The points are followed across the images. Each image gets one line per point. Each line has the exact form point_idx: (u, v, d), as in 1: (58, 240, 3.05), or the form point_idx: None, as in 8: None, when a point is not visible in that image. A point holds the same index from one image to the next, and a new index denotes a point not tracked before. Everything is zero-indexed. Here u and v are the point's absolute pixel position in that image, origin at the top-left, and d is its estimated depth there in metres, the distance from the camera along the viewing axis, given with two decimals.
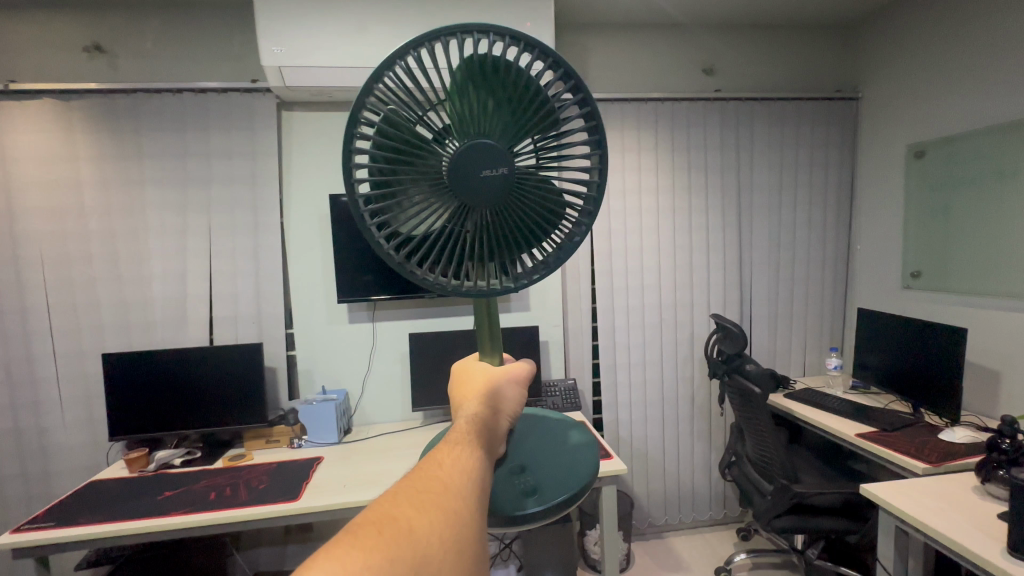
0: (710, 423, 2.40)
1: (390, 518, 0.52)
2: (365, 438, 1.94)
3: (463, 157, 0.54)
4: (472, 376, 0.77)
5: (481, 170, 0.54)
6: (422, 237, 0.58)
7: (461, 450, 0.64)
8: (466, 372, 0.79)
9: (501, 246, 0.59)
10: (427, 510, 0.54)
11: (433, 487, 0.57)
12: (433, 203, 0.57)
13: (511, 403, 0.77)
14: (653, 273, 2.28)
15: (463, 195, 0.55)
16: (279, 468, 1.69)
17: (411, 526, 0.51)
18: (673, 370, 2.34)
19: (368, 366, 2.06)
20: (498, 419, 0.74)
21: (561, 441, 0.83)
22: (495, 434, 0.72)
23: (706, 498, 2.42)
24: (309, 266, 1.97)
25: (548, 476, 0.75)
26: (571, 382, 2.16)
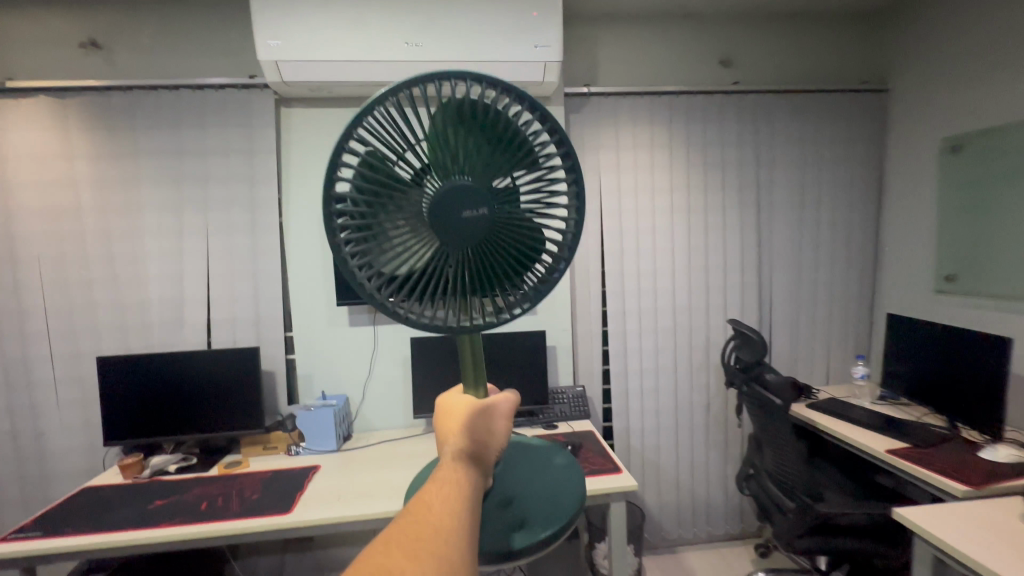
0: (727, 433, 2.28)
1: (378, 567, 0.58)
2: (364, 445, 1.87)
3: (441, 195, 0.63)
4: (454, 410, 0.80)
5: (458, 207, 0.63)
6: (403, 268, 0.66)
7: (447, 487, 0.69)
8: (449, 405, 0.83)
9: (476, 276, 0.67)
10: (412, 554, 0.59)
11: (419, 531, 0.62)
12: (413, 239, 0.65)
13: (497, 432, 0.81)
14: (666, 275, 2.18)
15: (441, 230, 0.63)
16: (273, 478, 1.63)
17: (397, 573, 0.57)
18: (687, 377, 2.23)
19: (369, 370, 1.99)
20: (483, 453, 0.78)
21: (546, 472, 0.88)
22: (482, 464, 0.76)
23: (722, 512, 2.31)
24: (307, 268, 1.91)
25: (537, 508, 0.79)
26: (580, 389, 2.07)
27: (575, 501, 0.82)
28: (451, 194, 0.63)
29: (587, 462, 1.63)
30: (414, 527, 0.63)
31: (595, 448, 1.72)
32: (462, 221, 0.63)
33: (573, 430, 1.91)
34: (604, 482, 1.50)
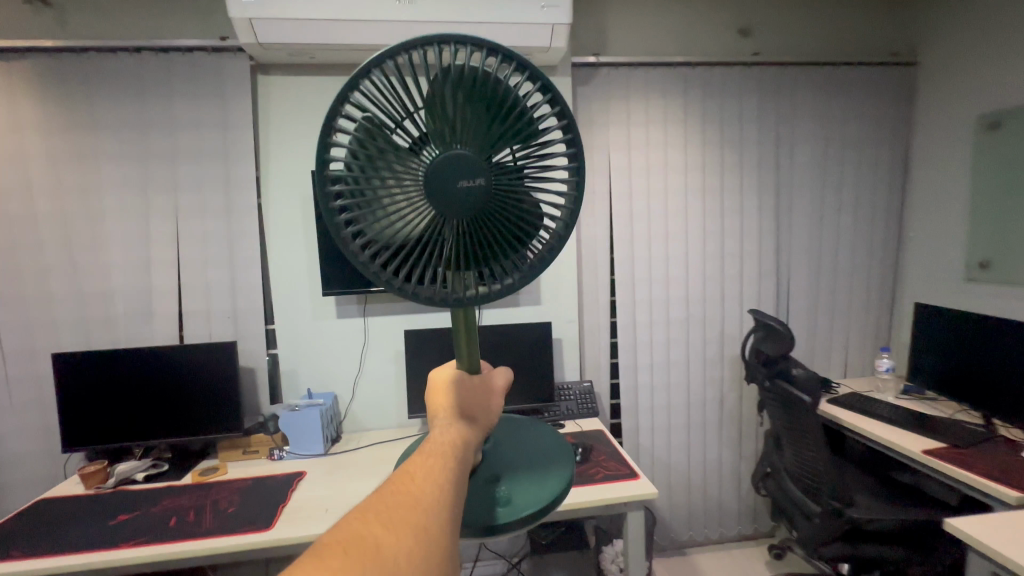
0: (741, 429, 2.16)
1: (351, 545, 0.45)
2: (355, 448, 1.72)
3: (438, 164, 0.44)
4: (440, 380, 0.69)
5: (469, 174, 0.44)
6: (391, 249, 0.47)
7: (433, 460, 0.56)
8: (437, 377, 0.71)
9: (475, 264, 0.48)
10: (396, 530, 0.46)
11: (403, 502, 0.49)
12: (410, 215, 0.46)
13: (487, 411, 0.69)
14: (679, 263, 2.03)
15: (446, 204, 0.45)
16: (252, 488, 1.46)
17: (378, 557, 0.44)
18: (700, 371, 2.10)
19: (359, 366, 1.83)
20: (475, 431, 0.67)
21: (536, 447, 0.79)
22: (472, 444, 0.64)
23: (735, 511, 2.19)
24: (290, 254, 1.73)
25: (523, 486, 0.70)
26: (588, 385, 1.92)
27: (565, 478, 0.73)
28: (448, 165, 0.45)
29: (601, 466, 1.49)
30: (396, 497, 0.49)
31: (608, 450, 1.58)
32: (472, 194, 0.44)
33: (582, 430, 1.76)
34: (622, 490, 1.36)
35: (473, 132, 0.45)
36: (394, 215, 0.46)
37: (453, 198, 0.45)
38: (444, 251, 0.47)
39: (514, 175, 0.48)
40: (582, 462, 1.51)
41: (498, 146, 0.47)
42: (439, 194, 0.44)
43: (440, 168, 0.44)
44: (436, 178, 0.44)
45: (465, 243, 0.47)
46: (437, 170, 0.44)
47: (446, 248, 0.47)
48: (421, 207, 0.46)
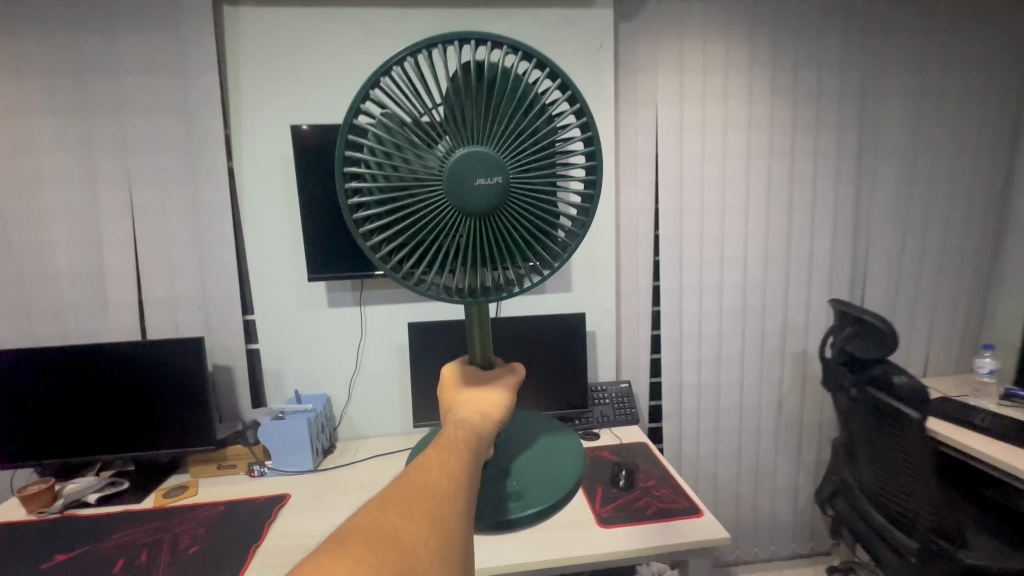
0: (801, 435, 1.85)
1: (378, 530, 0.60)
2: (350, 462, 1.45)
3: (456, 157, 0.54)
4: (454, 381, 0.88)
5: (482, 172, 0.54)
6: (412, 232, 0.58)
7: (450, 450, 0.73)
8: (453, 376, 0.90)
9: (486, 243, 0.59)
10: (417, 518, 0.63)
11: (423, 494, 0.66)
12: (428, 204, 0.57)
13: (497, 405, 0.84)
14: (737, 242, 1.69)
15: (460, 197, 0.55)
16: (223, 517, 1.19)
17: (400, 542, 0.59)
18: (757, 368, 1.79)
19: (355, 363, 1.55)
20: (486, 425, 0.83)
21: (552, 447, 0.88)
22: (481, 438, 0.80)
23: (789, 528, 1.91)
24: (270, 230, 1.43)
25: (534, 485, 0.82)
26: (625, 386, 1.63)
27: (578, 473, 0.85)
28: (464, 160, 0.54)
29: (653, 494, 1.19)
30: (418, 489, 0.66)
31: (658, 471, 1.29)
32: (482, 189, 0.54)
33: (621, 442, 1.47)
34: (683, 533, 1.07)
35: (486, 133, 0.55)
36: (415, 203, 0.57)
37: (468, 188, 0.54)
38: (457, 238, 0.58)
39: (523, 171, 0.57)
40: (628, 490, 1.22)
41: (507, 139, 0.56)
42: (456, 188, 0.55)
43: (456, 167, 0.54)
44: (455, 176, 0.54)
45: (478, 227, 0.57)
46: (453, 168, 0.54)
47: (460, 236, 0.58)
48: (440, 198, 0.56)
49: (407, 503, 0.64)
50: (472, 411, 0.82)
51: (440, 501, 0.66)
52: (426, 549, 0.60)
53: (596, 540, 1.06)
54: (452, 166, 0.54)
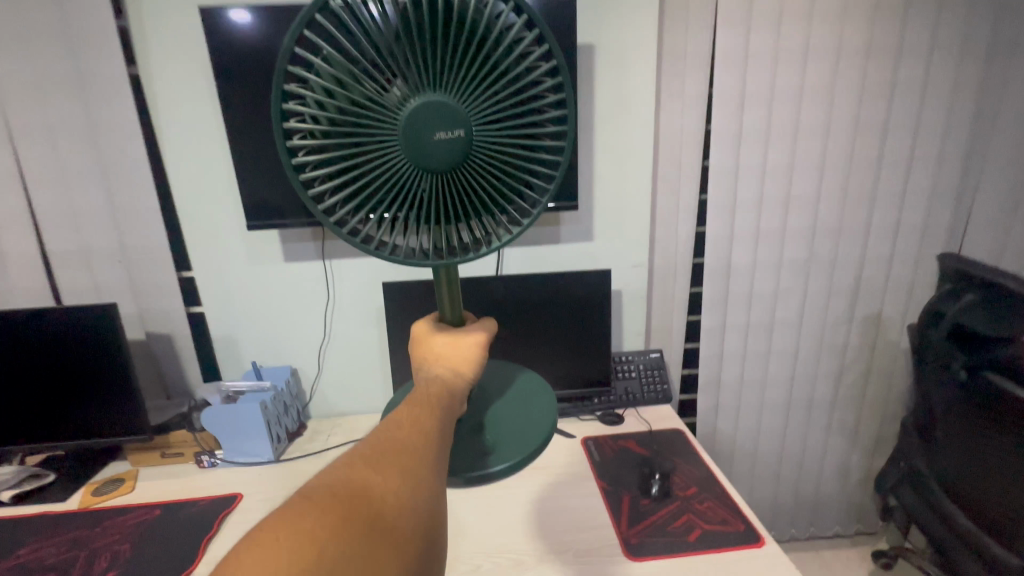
0: (861, 410, 1.57)
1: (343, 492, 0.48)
2: (321, 448, 1.20)
3: (410, 109, 0.40)
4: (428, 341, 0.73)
5: (446, 125, 0.41)
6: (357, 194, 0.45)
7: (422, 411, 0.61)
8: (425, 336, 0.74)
9: (452, 216, 0.46)
10: (389, 474, 0.52)
11: (395, 451, 0.54)
12: (382, 160, 0.42)
13: (471, 363, 0.70)
14: (808, 175, 1.31)
15: (414, 159, 0.42)
16: (155, 530, 0.95)
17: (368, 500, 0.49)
18: (816, 334, 1.46)
19: (325, 329, 1.27)
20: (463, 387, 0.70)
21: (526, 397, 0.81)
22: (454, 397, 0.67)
23: (833, 508, 1.68)
24: (200, 161, 1.11)
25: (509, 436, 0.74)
26: (654, 356, 1.33)
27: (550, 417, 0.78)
28: (422, 114, 0.41)
29: (697, 511, 0.93)
30: (390, 442, 0.55)
31: (700, 477, 1.01)
32: (447, 147, 0.41)
33: (650, 429, 1.19)
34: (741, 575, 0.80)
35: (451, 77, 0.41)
36: (367, 159, 0.42)
37: (427, 147, 0.41)
38: (419, 206, 0.45)
39: (500, 124, 0.43)
40: (663, 502, 0.95)
41: (480, 84, 0.41)
42: (414, 146, 0.41)
43: (415, 116, 0.40)
44: (414, 128, 0.41)
45: (439, 194, 0.44)
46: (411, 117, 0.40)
47: (422, 202, 0.45)
48: (391, 158, 0.42)
49: (378, 457, 0.54)
50: (442, 368, 0.69)
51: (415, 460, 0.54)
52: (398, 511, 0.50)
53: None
54: (405, 121, 0.40)
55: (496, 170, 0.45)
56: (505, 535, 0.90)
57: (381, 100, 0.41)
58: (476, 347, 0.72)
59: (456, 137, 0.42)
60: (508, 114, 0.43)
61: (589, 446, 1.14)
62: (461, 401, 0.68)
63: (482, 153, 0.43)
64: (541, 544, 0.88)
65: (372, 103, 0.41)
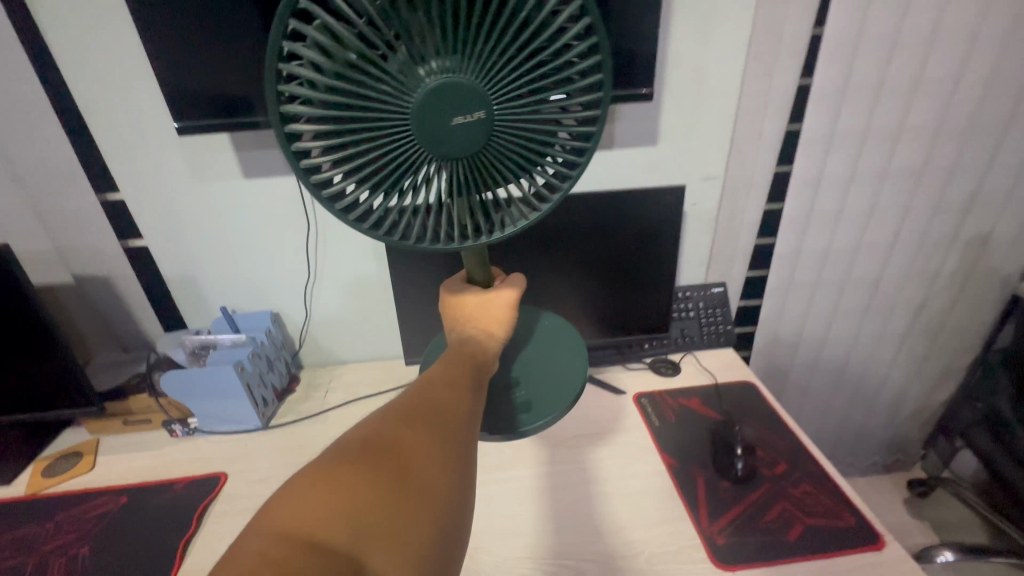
0: (934, 342, 1.37)
1: (376, 448, 0.46)
2: (320, 410, 0.99)
3: (424, 97, 0.40)
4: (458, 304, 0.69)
5: (461, 112, 0.42)
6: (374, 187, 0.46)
7: (452, 372, 0.59)
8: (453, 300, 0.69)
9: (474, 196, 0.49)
10: (421, 433, 0.49)
11: (432, 408, 0.53)
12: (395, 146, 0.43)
13: (501, 324, 0.68)
14: (952, 49, 0.96)
15: (436, 147, 0.43)
16: (120, 525, 0.77)
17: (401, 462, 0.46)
18: (906, 260, 1.22)
19: (310, 264, 0.99)
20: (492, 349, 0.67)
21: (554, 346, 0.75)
22: (483, 359, 0.65)
23: (878, 440, 1.57)
24: (98, 32, 0.76)
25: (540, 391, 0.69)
26: (718, 290, 1.09)
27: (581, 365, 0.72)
28: (435, 101, 0.41)
29: (791, 499, 0.75)
30: (424, 403, 0.53)
31: (789, 451, 0.83)
32: (466, 129, 0.42)
33: (718, 383, 0.98)
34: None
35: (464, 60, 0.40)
36: (380, 147, 0.43)
37: (446, 135, 0.42)
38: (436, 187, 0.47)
39: (519, 103, 0.43)
40: (748, 485, 0.77)
41: (494, 66, 0.41)
42: (430, 132, 0.42)
43: (432, 98, 0.40)
44: (427, 109, 0.41)
45: (460, 177, 0.46)
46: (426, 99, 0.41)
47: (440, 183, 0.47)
48: (410, 149, 0.43)
49: (409, 415, 0.51)
50: (475, 329, 0.67)
51: (448, 420, 0.52)
52: (434, 473, 0.47)
53: None
54: (422, 110, 0.41)
55: (517, 148, 0.46)
56: (560, 531, 0.73)
57: (390, 90, 0.40)
58: (507, 308, 0.69)
59: (473, 120, 0.42)
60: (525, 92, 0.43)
61: (644, 404, 0.95)
62: (492, 363, 0.66)
63: (500, 135, 0.45)
64: (605, 546, 0.70)
65: (380, 89, 0.40)
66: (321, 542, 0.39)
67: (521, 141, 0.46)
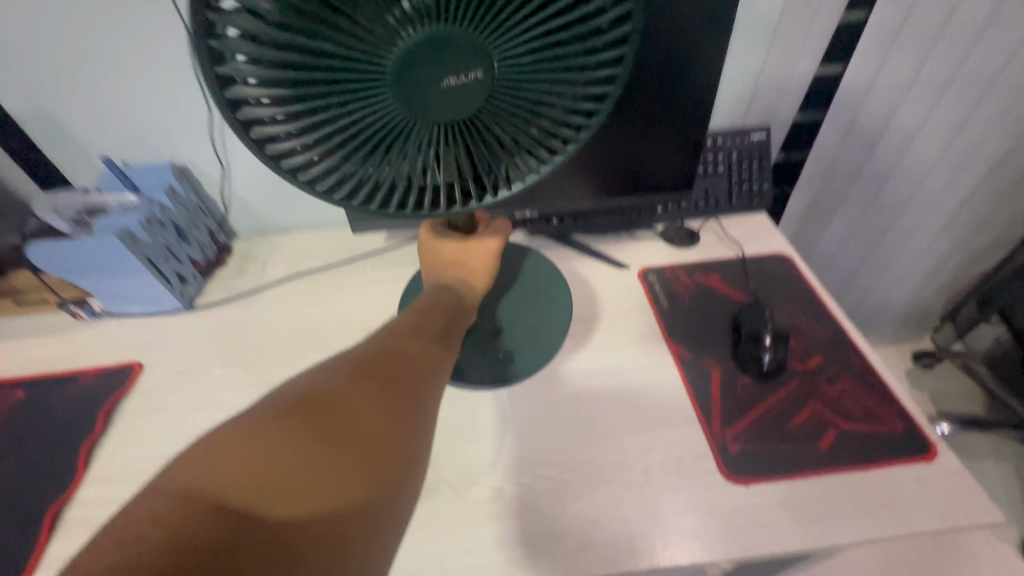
0: (1000, 207, 1.15)
1: (328, 405, 0.36)
2: (254, 288, 0.81)
3: (410, 66, 0.37)
4: (435, 249, 0.64)
5: (453, 75, 0.38)
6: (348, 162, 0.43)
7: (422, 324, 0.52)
8: (430, 246, 0.65)
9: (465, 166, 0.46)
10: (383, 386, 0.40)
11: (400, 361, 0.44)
12: (379, 110, 0.40)
13: (484, 276, 0.63)
14: None
15: (423, 116, 0.40)
16: (14, 426, 0.64)
17: (358, 424, 0.36)
18: (1008, 98, 0.93)
19: (211, 92, 0.73)
20: (471, 293, 0.62)
21: (542, 297, 0.73)
22: (464, 304, 0.60)
23: (896, 315, 1.45)
24: None
25: (524, 336, 0.69)
26: (763, 135, 0.83)
27: (568, 310, 0.71)
28: (423, 70, 0.38)
29: (823, 398, 0.61)
30: (389, 358, 0.44)
31: (825, 341, 0.67)
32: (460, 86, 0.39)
33: (746, 259, 0.79)
34: (906, 516, 0.52)
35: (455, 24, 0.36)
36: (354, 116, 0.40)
37: (435, 102, 0.40)
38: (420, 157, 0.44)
39: (519, 67, 0.40)
40: (773, 380, 0.63)
41: (493, 24, 0.37)
42: (416, 100, 0.39)
43: (418, 58, 0.37)
44: (409, 74, 0.38)
45: (448, 145, 0.44)
46: (410, 54, 0.36)
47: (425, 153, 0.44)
48: (392, 120, 0.41)
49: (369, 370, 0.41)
50: (453, 277, 0.62)
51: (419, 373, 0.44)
52: (395, 429, 0.38)
53: (721, 523, 0.52)
54: (406, 78, 0.38)
55: (511, 114, 0.44)
56: (538, 435, 0.60)
57: (369, 58, 0.36)
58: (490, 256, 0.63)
59: (465, 84, 0.40)
60: (526, 54, 0.40)
61: (651, 282, 0.76)
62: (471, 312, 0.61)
63: (494, 102, 0.42)
64: (593, 453, 0.58)
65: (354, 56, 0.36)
66: (262, 514, 0.30)
67: (517, 108, 0.43)
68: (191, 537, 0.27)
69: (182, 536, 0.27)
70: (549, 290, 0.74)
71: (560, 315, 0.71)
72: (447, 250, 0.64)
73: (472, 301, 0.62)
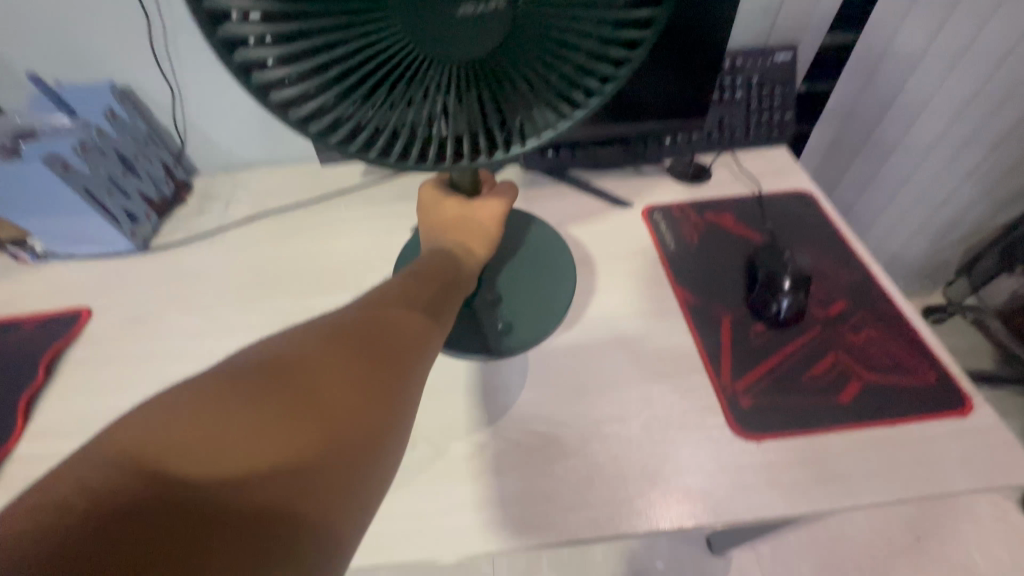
0: None
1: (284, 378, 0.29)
2: (217, 230, 0.73)
3: None
4: (434, 208, 0.54)
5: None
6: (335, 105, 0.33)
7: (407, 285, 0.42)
8: (429, 205, 0.55)
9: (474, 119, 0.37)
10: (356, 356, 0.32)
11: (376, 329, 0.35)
12: (376, 35, 0.30)
13: (484, 242, 0.53)
14: None
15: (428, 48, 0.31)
16: None
17: (321, 401, 0.29)
18: None
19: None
20: (471, 260, 0.52)
21: (546, 265, 0.63)
22: (461, 273, 0.50)
23: (911, 268, 1.37)
24: None
25: (524, 308, 0.59)
26: (790, 55, 0.72)
27: (573, 281, 0.61)
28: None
29: (847, 347, 0.55)
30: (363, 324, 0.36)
31: (851, 285, 0.60)
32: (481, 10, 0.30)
33: (765, 197, 0.71)
34: (934, 476, 0.46)
35: None
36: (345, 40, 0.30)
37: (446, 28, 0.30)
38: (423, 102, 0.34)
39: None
40: (791, 327, 0.57)
41: None
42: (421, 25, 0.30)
43: None
44: None
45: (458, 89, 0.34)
46: None
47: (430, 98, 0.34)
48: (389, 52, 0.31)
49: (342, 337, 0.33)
50: (453, 239, 0.52)
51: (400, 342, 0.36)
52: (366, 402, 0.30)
53: (728, 482, 0.47)
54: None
55: (534, 57, 0.34)
56: (526, 387, 0.54)
57: None
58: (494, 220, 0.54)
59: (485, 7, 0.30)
60: None
61: (657, 221, 0.68)
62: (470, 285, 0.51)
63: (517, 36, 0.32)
64: (587, 407, 0.52)
65: None
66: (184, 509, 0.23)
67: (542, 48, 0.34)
68: (72, 541, 0.20)
69: (50, 556, 0.20)
70: (554, 257, 0.64)
71: (564, 286, 0.61)
72: (448, 211, 0.54)
73: (473, 269, 0.52)
